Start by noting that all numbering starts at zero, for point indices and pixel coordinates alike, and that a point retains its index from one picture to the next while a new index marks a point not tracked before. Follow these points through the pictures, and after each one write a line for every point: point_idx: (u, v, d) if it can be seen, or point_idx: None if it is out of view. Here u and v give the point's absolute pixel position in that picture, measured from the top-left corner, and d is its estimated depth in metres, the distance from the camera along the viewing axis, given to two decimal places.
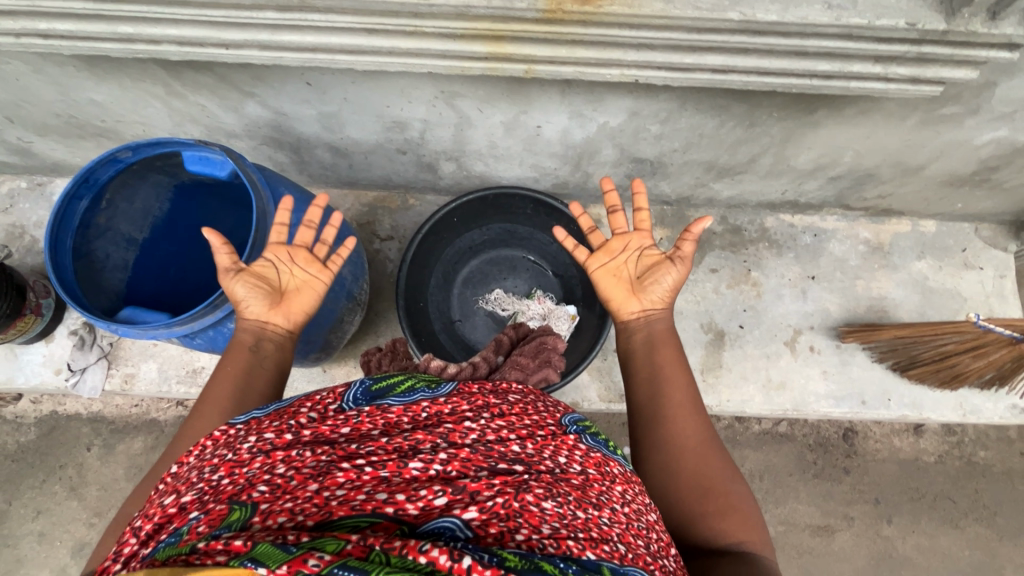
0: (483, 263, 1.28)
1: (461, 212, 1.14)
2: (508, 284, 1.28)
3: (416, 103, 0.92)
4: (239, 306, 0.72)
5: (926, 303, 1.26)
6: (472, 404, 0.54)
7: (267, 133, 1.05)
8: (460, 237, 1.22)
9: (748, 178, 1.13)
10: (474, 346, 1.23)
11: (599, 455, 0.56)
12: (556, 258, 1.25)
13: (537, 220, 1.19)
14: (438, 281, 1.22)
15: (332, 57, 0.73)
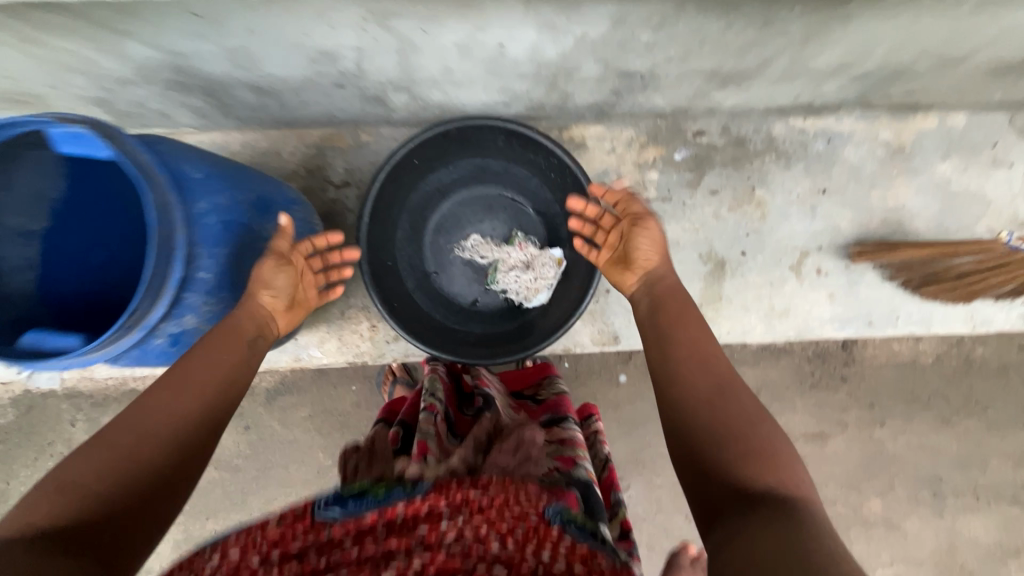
0: (455, 206, 1.13)
1: (424, 150, 0.97)
2: (486, 227, 1.14)
3: (342, 28, 0.72)
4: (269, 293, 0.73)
5: (946, 209, 1.14)
6: (450, 499, 0.53)
7: (169, 76, 0.85)
8: (426, 179, 1.06)
9: (756, 84, 0.95)
10: (454, 300, 1.12)
11: (586, 546, 0.52)
12: (536, 194, 1.10)
13: (510, 152, 1.02)
14: (406, 232, 1.08)
15: None
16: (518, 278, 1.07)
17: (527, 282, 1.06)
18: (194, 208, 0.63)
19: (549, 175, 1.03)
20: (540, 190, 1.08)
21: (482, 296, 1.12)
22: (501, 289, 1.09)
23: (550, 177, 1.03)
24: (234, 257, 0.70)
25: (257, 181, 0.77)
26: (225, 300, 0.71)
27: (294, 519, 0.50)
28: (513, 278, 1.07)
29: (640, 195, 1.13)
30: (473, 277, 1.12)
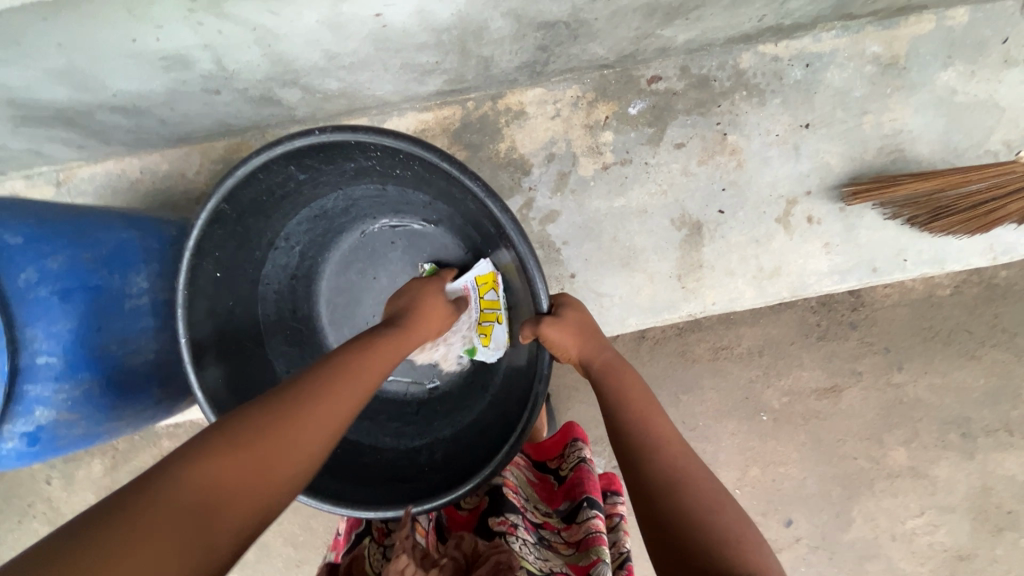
0: (331, 283, 0.98)
1: (224, 251, 0.75)
2: (385, 276, 0.98)
3: (171, 23, 0.58)
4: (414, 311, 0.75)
5: (953, 126, 0.97)
6: None
7: (10, 110, 0.72)
8: (263, 279, 0.87)
9: (708, 12, 0.79)
10: (405, 399, 0.96)
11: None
12: (411, 203, 0.90)
13: (335, 178, 0.81)
14: (287, 354, 0.91)
15: None
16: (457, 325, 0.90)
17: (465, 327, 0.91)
18: (12, 282, 0.53)
19: (395, 175, 0.80)
20: (408, 196, 0.88)
21: (435, 369, 0.97)
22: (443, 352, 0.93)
23: (399, 176, 0.80)
24: (91, 328, 0.58)
25: (114, 225, 0.62)
26: (92, 382, 0.58)
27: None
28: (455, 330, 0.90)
29: (595, 161, 0.99)
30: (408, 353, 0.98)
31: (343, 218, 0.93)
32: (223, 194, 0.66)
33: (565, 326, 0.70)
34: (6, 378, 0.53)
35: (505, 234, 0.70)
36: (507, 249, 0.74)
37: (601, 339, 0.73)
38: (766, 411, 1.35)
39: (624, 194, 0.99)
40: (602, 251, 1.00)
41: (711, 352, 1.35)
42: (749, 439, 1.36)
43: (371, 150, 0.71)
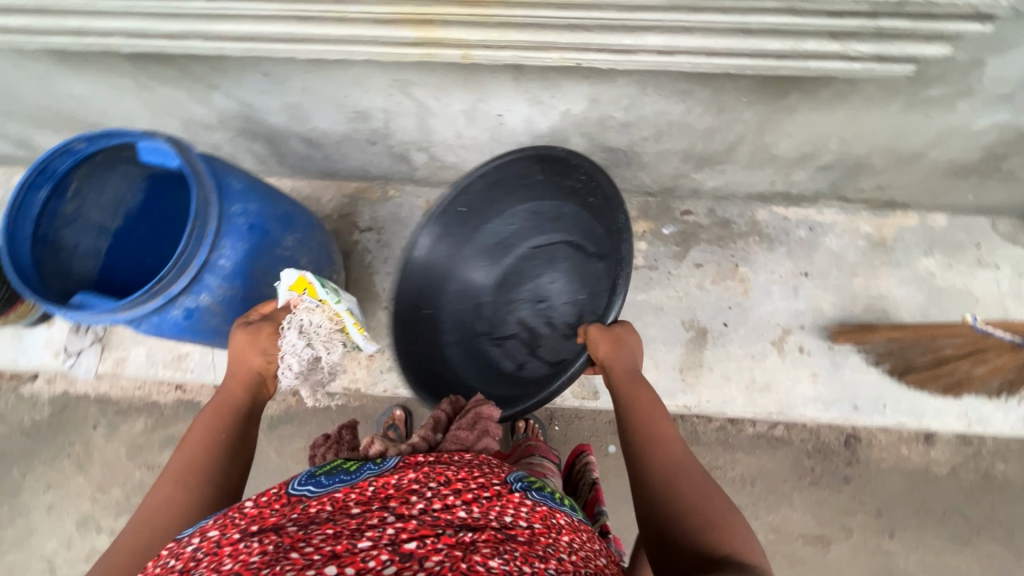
0: (517, 260, 1.12)
1: (470, 198, 1.02)
2: (549, 278, 1.11)
3: (373, 92, 0.92)
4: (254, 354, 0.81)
5: (932, 303, 1.16)
6: (418, 479, 0.64)
7: (239, 124, 1.07)
8: (483, 231, 1.08)
9: (730, 169, 1.08)
10: (495, 367, 1.08)
11: (545, 508, 0.65)
12: (592, 232, 1.01)
13: (552, 181, 1.00)
14: (463, 282, 1.09)
15: (270, 47, 0.73)
16: (313, 331, 0.81)
17: (331, 334, 0.83)
18: (229, 210, 0.79)
19: (584, 200, 0.98)
20: (591, 226, 1.00)
21: (529, 362, 1.07)
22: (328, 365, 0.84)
23: (590, 202, 0.96)
24: (256, 256, 0.83)
25: (289, 200, 0.91)
26: (240, 291, 0.82)
27: (265, 498, 0.63)
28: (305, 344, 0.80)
29: None
30: (523, 342, 1.10)
31: (555, 223, 1.08)
32: (490, 164, 0.97)
33: (604, 336, 0.85)
34: (201, 265, 0.76)
35: (619, 258, 0.87)
36: (616, 270, 0.90)
37: (627, 352, 0.84)
38: None
39: (647, 291, 1.21)
40: None
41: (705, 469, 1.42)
42: None
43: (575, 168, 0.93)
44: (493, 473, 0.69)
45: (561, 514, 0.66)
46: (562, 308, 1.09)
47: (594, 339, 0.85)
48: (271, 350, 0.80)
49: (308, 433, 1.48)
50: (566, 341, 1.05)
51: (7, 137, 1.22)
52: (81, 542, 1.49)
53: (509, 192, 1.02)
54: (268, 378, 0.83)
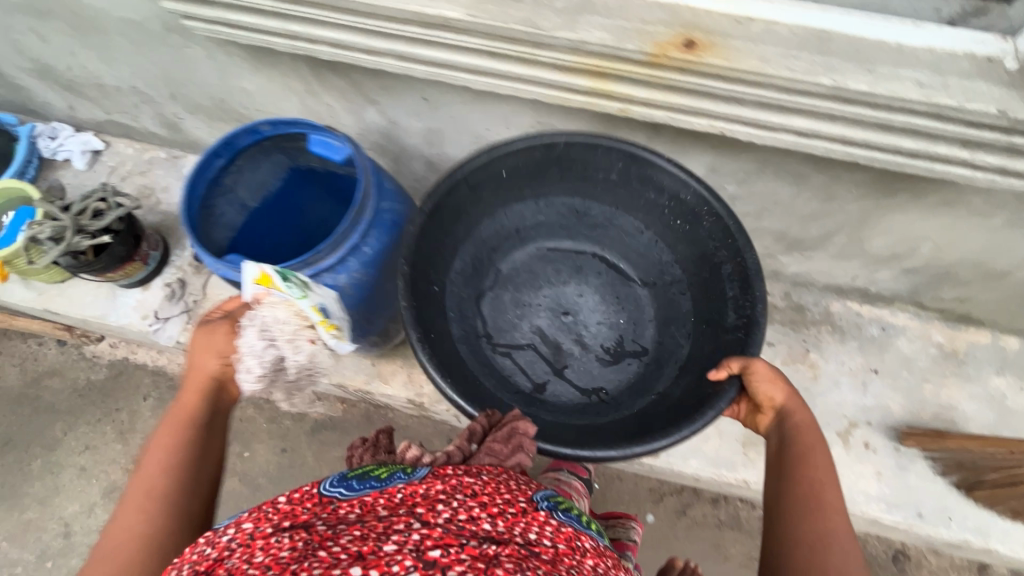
0: (533, 259, 1.10)
1: (523, 167, 0.95)
2: (574, 289, 1.09)
3: (513, 129, 1.02)
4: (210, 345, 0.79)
5: (1002, 422, 1.16)
6: (445, 488, 0.67)
7: (376, 139, 1.18)
8: (509, 210, 1.03)
9: (818, 256, 1.14)
10: (508, 377, 1.01)
11: (568, 530, 0.68)
12: (645, 257, 1.06)
13: (618, 189, 0.98)
14: (465, 262, 1.03)
15: (453, 74, 0.83)
16: (274, 328, 0.75)
17: (297, 332, 0.77)
18: (382, 206, 0.88)
19: (670, 226, 0.98)
20: (651, 251, 1.05)
21: (550, 380, 1.03)
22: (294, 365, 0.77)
23: (670, 223, 0.97)
24: (391, 250, 0.91)
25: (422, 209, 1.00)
26: (369, 279, 0.90)
27: (297, 496, 0.64)
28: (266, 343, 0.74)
29: None
30: (540, 350, 1.06)
31: (587, 230, 1.08)
32: (569, 138, 0.90)
33: (772, 377, 0.81)
34: (348, 247, 0.84)
35: (747, 292, 0.87)
36: (735, 302, 0.90)
37: (800, 401, 0.81)
38: None
39: None
40: None
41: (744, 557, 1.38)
42: None
43: (684, 191, 0.91)
44: (520, 491, 0.72)
45: (584, 538, 0.70)
46: (591, 325, 1.08)
47: (759, 377, 0.81)
48: (228, 353, 0.78)
49: (351, 443, 1.48)
50: (603, 366, 1.04)
51: (161, 117, 1.35)
52: (102, 511, 1.46)
53: (564, 178, 0.98)
54: (227, 382, 0.80)
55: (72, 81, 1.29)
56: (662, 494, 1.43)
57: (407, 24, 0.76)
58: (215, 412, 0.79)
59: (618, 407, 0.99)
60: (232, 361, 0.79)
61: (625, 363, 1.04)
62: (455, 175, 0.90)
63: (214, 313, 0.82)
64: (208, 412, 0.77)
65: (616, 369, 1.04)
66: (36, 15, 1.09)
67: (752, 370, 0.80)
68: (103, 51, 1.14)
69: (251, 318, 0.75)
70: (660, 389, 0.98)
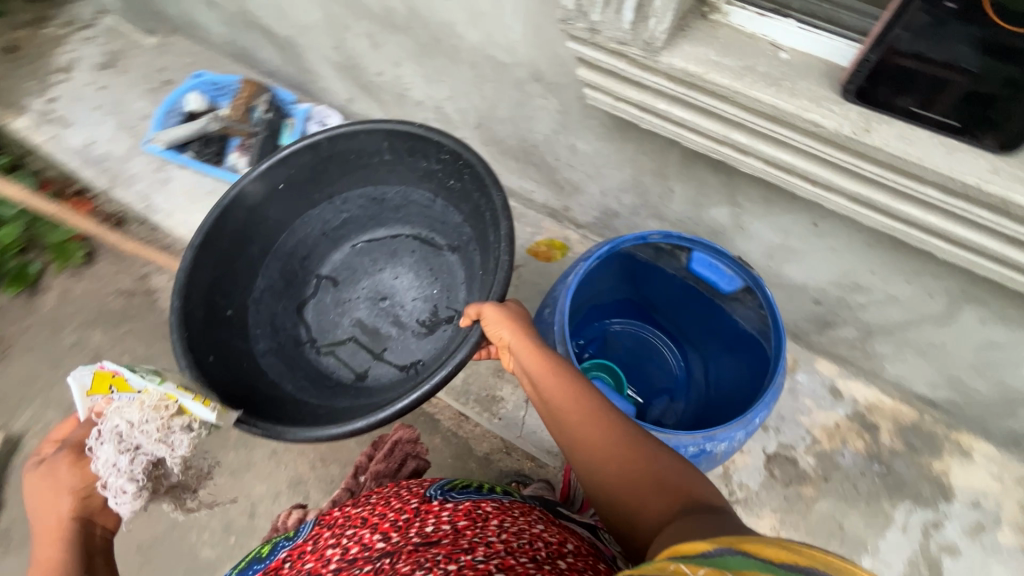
0: (349, 254, 1.05)
1: (296, 173, 0.92)
2: (390, 272, 1.05)
3: (913, 284, 0.82)
4: (52, 478, 0.63)
5: None
6: (325, 533, 0.74)
7: (697, 231, 1.02)
8: (305, 218, 1.00)
9: None
10: (328, 375, 0.97)
11: (468, 505, 0.73)
12: (448, 224, 1.00)
13: (400, 168, 0.95)
14: (271, 278, 0.99)
15: (924, 237, 0.67)
16: (135, 436, 0.64)
17: (162, 426, 0.66)
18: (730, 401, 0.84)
19: (448, 187, 0.94)
20: (448, 217, 0.98)
21: (372, 365, 0.98)
22: (171, 464, 0.67)
23: (450, 185, 0.92)
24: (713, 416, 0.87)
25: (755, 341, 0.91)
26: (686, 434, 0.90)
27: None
28: (126, 454, 0.64)
29: (1018, 538, 1.03)
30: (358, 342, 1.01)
31: (392, 214, 1.04)
32: (328, 134, 0.88)
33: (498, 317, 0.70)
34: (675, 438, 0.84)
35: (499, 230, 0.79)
36: (496, 254, 0.80)
37: (526, 325, 0.70)
38: None
39: None
40: None
41: None
42: None
43: (443, 152, 0.87)
44: (414, 495, 0.76)
45: (487, 504, 0.74)
46: (406, 303, 1.03)
47: (491, 322, 0.70)
48: (84, 484, 0.64)
49: None
50: (419, 339, 0.99)
51: None
52: None
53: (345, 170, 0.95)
54: (97, 512, 0.64)
55: (372, 82, 1.22)
56: None
57: (926, 186, 0.60)
58: (92, 552, 0.62)
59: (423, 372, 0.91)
60: (95, 488, 0.64)
61: (439, 331, 0.98)
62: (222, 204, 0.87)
63: (44, 450, 0.67)
64: (81, 559, 0.60)
65: (430, 340, 0.98)
66: (387, 25, 1.01)
67: (482, 318, 0.71)
68: (433, 72, 1.05)
69: (98, 436, 0.65)
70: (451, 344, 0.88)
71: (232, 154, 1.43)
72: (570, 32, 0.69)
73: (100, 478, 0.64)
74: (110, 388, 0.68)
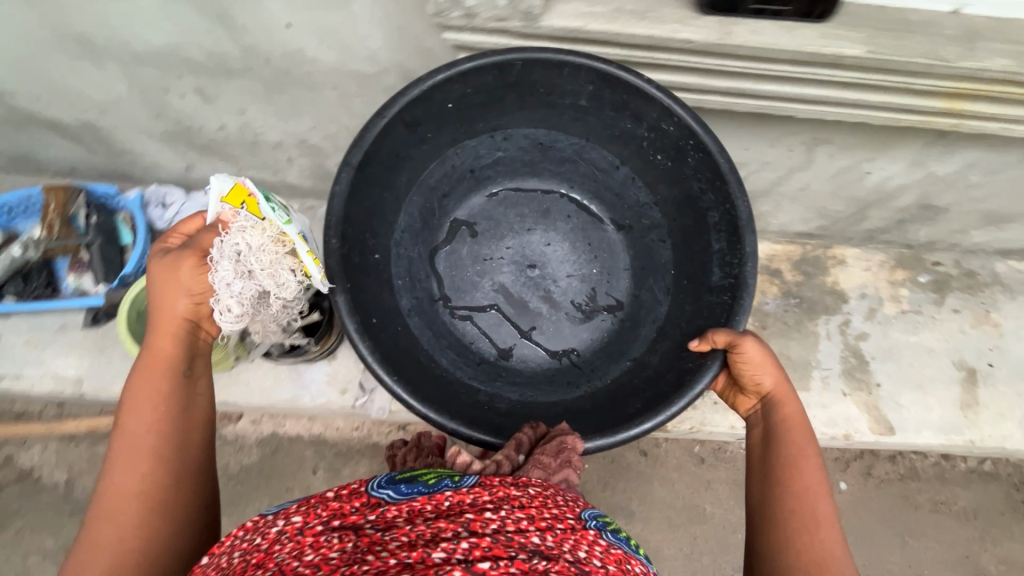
0: (492, 205, 1.07)
1: (472, 95, 0.84)
2: (540, 238, 1.07)
3: (778, 147, 0.99)
4: (172, 273, 0.73)
5: None
6: (492, 496, 0.65)
7: None
8: (460, 147, 0.97)
9: (1010, 226, 1.25)
10: (470, 344, 1.01)
11: (619, 552, 0.65)
12: (621, 198, 1.04)
13: (594, 120, 0.92)
14: (410, 217, 0.99)
15: (786, 106, 0.81)
16: (251, 259, 0.76)
17: (274, 260, 0.78)
18: None
19: (647, 158, 0.94)
20: (626, 190, 1.02)
21: (517, 343, 1.02)
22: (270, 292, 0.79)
23: (651, 157, 0.92)
24: None
25: None
26: None
27: (347, 493, 0.66)
28: (242, 275, 0.75)
29: (897, 306, 1.33)
30: (501, 308, 1.04)
31: (554, 164, 1.04)
32: (526, 54, 0.75)
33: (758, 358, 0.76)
34: None
35: (719, 184, 0.81)
36: (723, 269, 0.85)
37: (789, 390, 0.77)
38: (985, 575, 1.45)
39: (918, 332, 1.31)
40: (902, 372, 1.28)
41: (931, 503, 1.48)
42: None
43: (666, 122, 0.81)
44: (567, 506, 0.68)
45: (635, 561, 0.66)
46: (558, 279, 1.06)
47: (749, 361, 0.76)
48: (198, 289, 0.74)
49: None
50: (573, 323, 1.04)
51: (315, 167, 1.18)
52: None
53: (524, 103, 0.89)
54: (201, 319, 0.77)
55: (216, 140, 1.10)
56: (848, 462, 1.49)
57: (780, 64, 0.73)
58: (194, 352, 0.75)
59: (593, 374, 0.99)
60: (205, 296, 0.75)
61: (597, 318, 1.04)
62: (386, 115, 0.76)
63: (171, 241, 0.77)
64: (185, 354, 0.73)
65: (586, 327, 1.03)
66: (220, 73, 0.91)
67: (739, 351, 0.76)
68: (290, 106, 0.98)
69: (219, 250, 0.74)
70: (636, 354, 0.97)
71: (68, 276, 1.20)
72: (445, 24, 0.70)
73: (211, 289, 0.75)
74: (243, 204, 0.78)
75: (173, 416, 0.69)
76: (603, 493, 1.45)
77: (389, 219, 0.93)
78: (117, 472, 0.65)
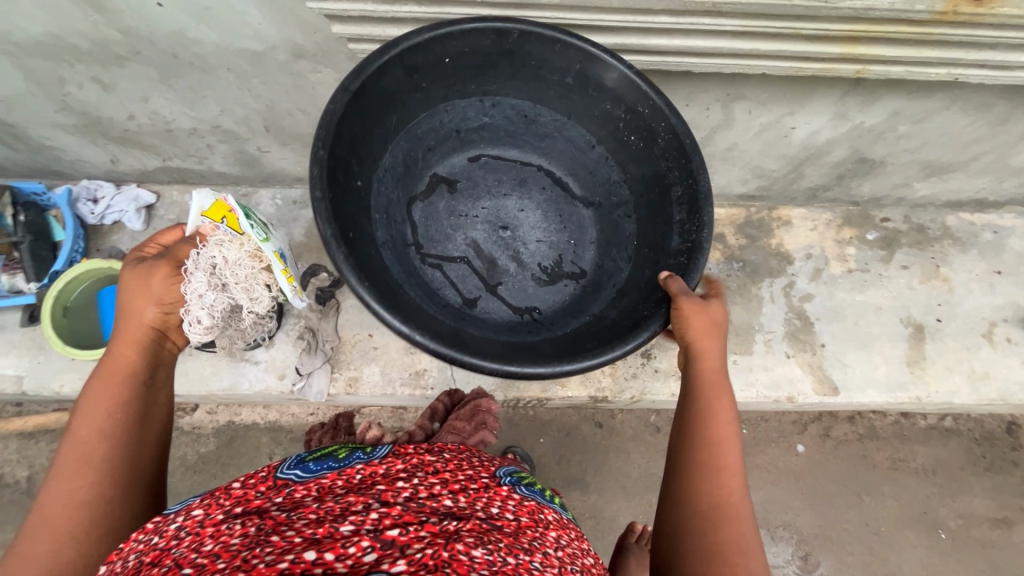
0: (472, 165, 0.96)
1: (467, 52, 0.79)
2: (515, 202, 0.95)
3: (693, 106, 0.96)
4: (144, 282, 0.71)
5: None
6: (406, 466, 0.62)
7: None
8: (450, 105, 0.89)
9: (954, 177, 1.22)
10: (435, 290, 0.89)
11: (533, 503, 0.63)
12: (593, 176, 0.94)
13: (571, 100, 0.86)
14: (394, 160, 0.88)
15: (679, 60, 0.80)
16: (226, 272, 0.82)
17: (249, 273, 0.87)
18: None
19: (621, 140, 0.88)
20: (599, 169, 0.93)
21: (481, 297, 0.91)
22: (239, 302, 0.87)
23: (626, 140, 0.87)
24: None
25: None
26: None
27: (252, 480, 0.58)
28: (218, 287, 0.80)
29: (843, 265, 1.30)
30: (472, 264, 0.93)
31: (534, 138, 0.94)
32: (525, 28, 0.75)
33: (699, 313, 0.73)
34: None
35: (683, 163, 0.80)
36: (681, 235, 0.81)
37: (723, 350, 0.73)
38: (944, 529, 1.45)
39: (864, 291, 1.29)
40: (847, 332, 1.26)
41: (889, 461, 1.47)
42: (931, 555, 1.43)
43: (642, 105, 0.80)
44: (482, 467, 0.68)
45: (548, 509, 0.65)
46: (529, 242, 0.95)
47: (687, 317, 0.73)
48: (167, 299, 0.73)
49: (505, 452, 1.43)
50: (538, 287, 0.93)
51: (237, 154, 1.16)
52: None
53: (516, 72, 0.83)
54: (167, 329, 0.75)
55: (129, 130, 1.08)
56: (805, 424, 1.48)
57: (657, 15, 0.73)
58: (157, 361, 0.72)
59: (551, 328, 0.88)
60: (172, 307, 0.74)
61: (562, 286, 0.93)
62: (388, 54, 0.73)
63: (145, 249, 0.77)
64: (150, 364, 0.71)
65: (552, 292, 0.92)
66: (110, 60, 0.89)
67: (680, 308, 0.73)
68: (191, 91, 0.96)
69: (197, 262, 0.77)
70: (595, 310, 0.88)
71: None
72: None
73: (182, 303, 0.75)
74: (222, 219, 0.82)
75: (131, 425, 0.66)
76: (558, 466, 1.46)
77: (374, 152, 0.84)
78: (60, 487, 0.61)
